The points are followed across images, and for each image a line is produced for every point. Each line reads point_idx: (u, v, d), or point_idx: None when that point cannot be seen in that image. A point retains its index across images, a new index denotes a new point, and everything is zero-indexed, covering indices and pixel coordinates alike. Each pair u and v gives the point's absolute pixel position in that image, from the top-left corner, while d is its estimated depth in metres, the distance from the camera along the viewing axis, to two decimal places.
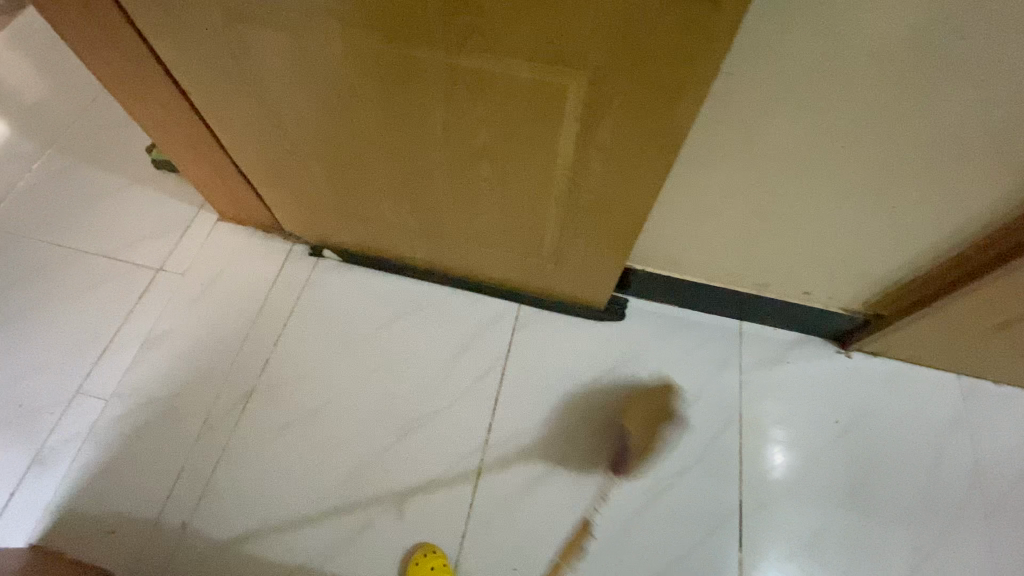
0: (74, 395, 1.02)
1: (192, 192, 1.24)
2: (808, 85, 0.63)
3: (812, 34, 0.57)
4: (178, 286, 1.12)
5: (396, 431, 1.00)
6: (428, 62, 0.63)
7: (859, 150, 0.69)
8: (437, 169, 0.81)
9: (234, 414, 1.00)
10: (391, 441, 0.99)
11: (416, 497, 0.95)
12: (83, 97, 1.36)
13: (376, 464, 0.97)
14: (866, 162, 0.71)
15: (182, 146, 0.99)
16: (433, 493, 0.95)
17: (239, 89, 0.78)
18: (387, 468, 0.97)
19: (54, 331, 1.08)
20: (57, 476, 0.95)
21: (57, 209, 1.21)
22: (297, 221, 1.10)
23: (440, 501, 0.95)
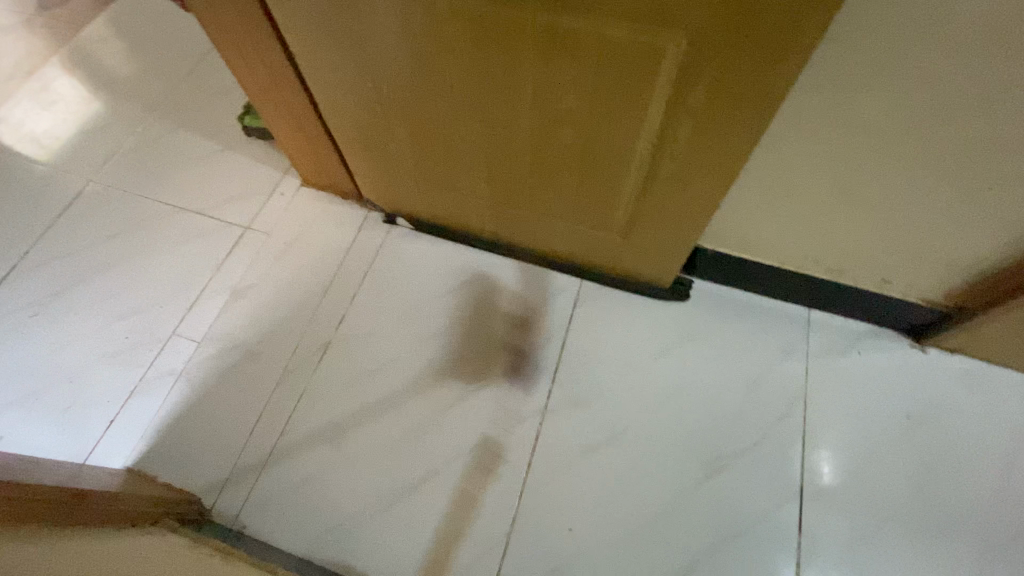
0: (170, 335, 1.11)
1: (277, 158, 1.32)
2: (910, 55, 0.62)
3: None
4: (264, 243, 1.20)
5: (460, 391, 1.04)
6: (529, 24, 0.65)
7: (959, 125, 0.68)
8: (521, 136, 0.85)
9: (310, 363, 1.07)
10: (454, 399, 1.03)
11: (476, 454, 0.99)
12: (181, 68, 1.47)
13: (439, 420, 1.02)
14: (964, 139, 0.69)
15: (280, 112, 1.06)
16: (493, 452, 0.99)
17: (343, 54, 0.84)
18: (449, 424, 1.01)
19: (153, 278, 1.18)
20: (153, 406, 1.05)
21: (157, 169, 1.32)
22: (375, 187, 1.16)
23: (499, 459, 0.98)
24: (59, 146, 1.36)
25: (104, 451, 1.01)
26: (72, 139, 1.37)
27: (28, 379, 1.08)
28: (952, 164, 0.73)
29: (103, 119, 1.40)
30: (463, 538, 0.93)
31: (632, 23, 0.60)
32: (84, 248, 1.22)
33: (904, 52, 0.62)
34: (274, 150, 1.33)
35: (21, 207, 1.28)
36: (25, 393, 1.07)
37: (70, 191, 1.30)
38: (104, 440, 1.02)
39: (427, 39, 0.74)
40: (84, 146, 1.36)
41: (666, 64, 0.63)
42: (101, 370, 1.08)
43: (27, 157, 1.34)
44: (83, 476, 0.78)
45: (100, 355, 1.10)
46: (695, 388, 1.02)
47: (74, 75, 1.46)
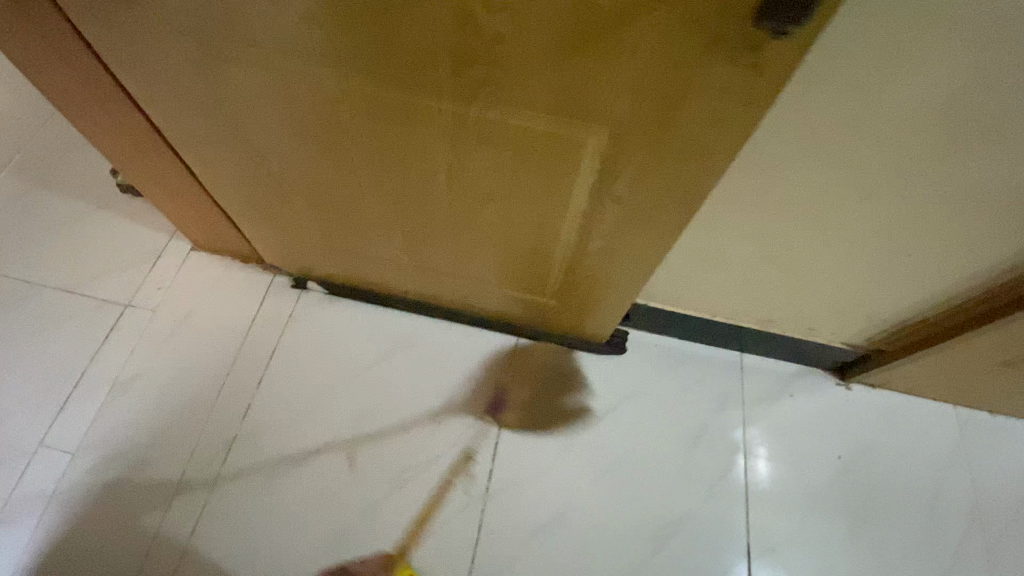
0: (35, 448, 0.94)
1: (161, 218, 1.15)
2: (834, 145, 0.59)
3: (851, 88, 0.53)
4: (150, 323, 1.04)
5: (393, 480, 0.94)
6: (435, 109, 0.57)
7: (881, 207, 0.66)
8: (437, 210, 0.76)
9: (214, 467, 0.93)
10: (387, 491, 0.93)
11: (414, 552, 0.90)
12: (34, 110, 1.25)
13: (371, 517, 0.92)
14: (886, 219, 0.68)
15: (154, 179, 0.90)
16: (432, 549, 0.90)
17: (219, 129, 0.70)
18: (382, 522, 0.91)
19: (10, 378, 0.98)
20: (14, 542, 0.87)
21: (8, 238, 1.11)
22: (278, 252, 1.02)
23: (441, 556, 0.90)
24: None
25: None
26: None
27: None
28: (876, 238, 0.72)
29: None
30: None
31: (551, 114, 0.53)
32: None
33: (830, 140, 0.59)
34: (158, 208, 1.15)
35: None
36: None
37: None
38: None
39: (316, 117, 0.63)
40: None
41: (591, 153, 0.57)
42: None
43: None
44: None
45: None
46: (639, 450, 1.00)
47: None
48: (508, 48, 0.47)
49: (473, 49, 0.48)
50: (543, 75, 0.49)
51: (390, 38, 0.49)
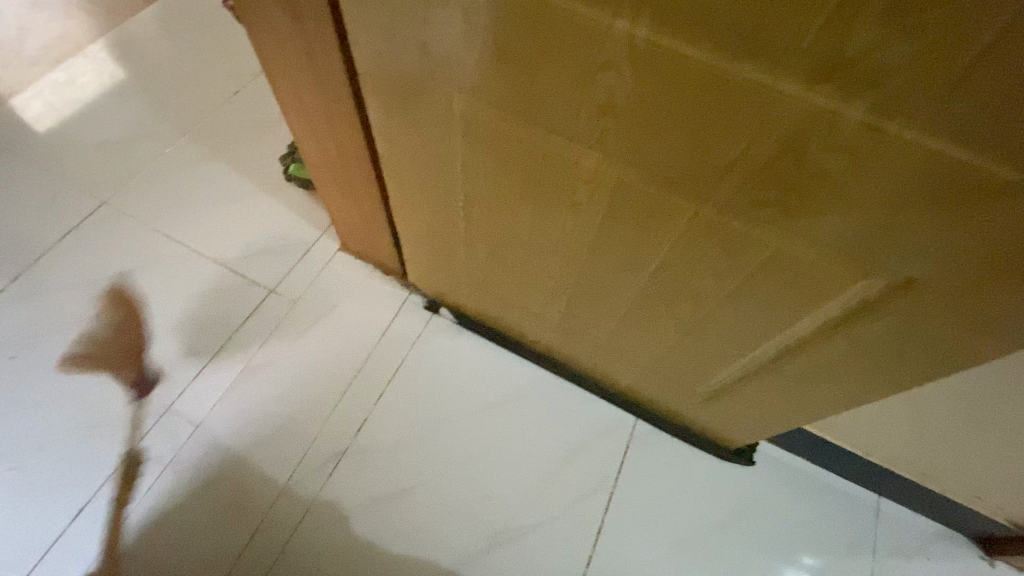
0: (163, 410, 0.98)
1: (316, 212, 1.18)
2: None
3: None
4: (288, 314, 1.07)
5: (489, 538, 0.92)
6: (692, 212, 0.54)
7: None
8: (623, 291, 0.73)
9: (322, 474, 0.94)
10: (480, 549, 0.91)
11: None
12: (225, 86, 1.33)
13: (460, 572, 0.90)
14: None
15: (339, 190, 0.92)
16: None
17: (435, 169, 0.71)
18: None
19: (156, 337, 1.04)
20: (131, 498, 0.91)
21: (178, 200, 1.18)
22: (422, 273, 1.02)
23: None
24: (72, 156, 1.21)
25: (66, 547, 0.88)
26: (87, 148, 1.22)
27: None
28: None
29: (127, 132, 1.25)
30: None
31: (830, 248, 0.49)
32: (82, 284, 1.08)
33: None
34: (314, 201, 1.19)
35: (14, 220, 1.13)
36: None
37: (73, 210, 1.16)
38: (67, 533, 0.89)
39: (549, 185, 0.62)
40: (99, 158, 1.22)
41: (850, 292, 0.53)
42: (79, 440, 0.95)
43: (32, 161, 1.20)
44: None
45: (81, 422, 0.97)
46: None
47: (101, 71, 1.32)
48: (823, 183, 0.44)
49: (782, 174, 0.45)
50: (850, 214, 0.45)
51: (689, 145, 0.47)
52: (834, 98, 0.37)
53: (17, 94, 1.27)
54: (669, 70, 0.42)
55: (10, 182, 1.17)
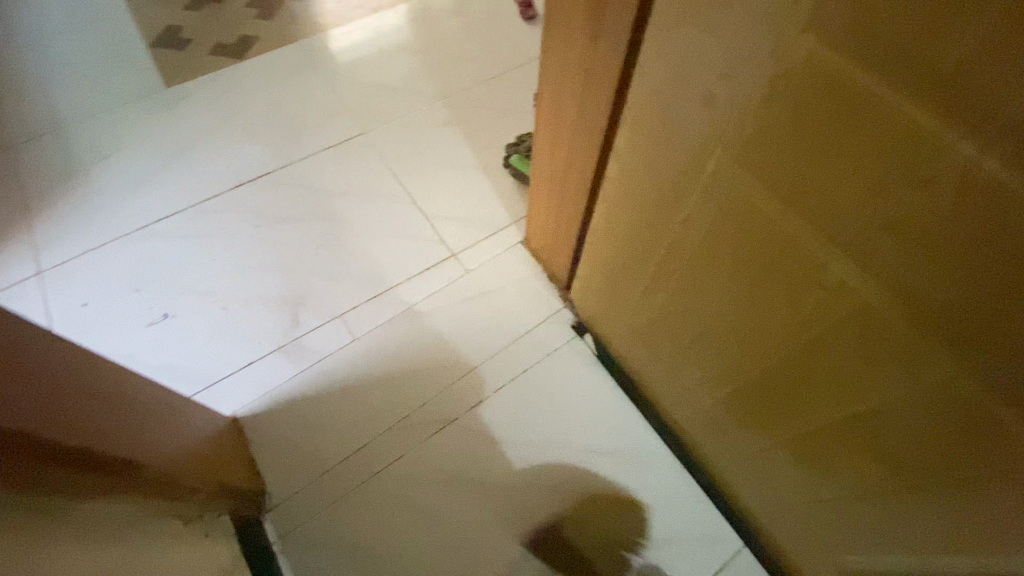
0: (335, 315, 1.14)
1: (516, 203, 1.27)
2: None
3: None
4: (458, 280, 1.16)
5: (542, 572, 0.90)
6: (936, 365, 0.45)
7: None
8: (721, 327, 0.70)
9: (427, 431, 1.01)
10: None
11: None
12: (488, 68, 1.49)
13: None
14: None
15: (548, 194, 0.97)
16: None
17: (654, 211, 0.70)
18: None
19: (353, 254, 1.21)
20: (285, 373, 1.08)
21: (411, 150, 1.36)
22: (586, 296, 1.03)
23: None
24: (355, 87, 1.46)
25: (228, 386, 1.07)
26: (366, 86, 1.46)
27: (219, 281, 1.19)
28: None
29: (400, 82, 1.47)
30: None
31: (936, 332, 0.44)
32: (319, 189, 1.31)
33: None
34: (518, 193, 1.28)
35: (297, 122, 1.41)
36: (210, 290, 1.18)
37: (338, 130, 1.40)
38: (233, 376, 1.08)
39: (688, 188, 0.62)
40: (371, 96, 1.45)
41: (954, 408, 0.46)
42: (271, 310, 1.16)
43: (326, 82, 1.47)
44: (180, 409, 0.84)
45: (275, 295, 1.17)
46: None
47: (403, 29, 1.56)
48: None
49: None
50: None
51: (835, 175, 0.45)
52: (1011, 168, 0.34)
53: (339, 27, 1.57)
54: (868, 119, 0.40)
55: (306, 92, 1.45)
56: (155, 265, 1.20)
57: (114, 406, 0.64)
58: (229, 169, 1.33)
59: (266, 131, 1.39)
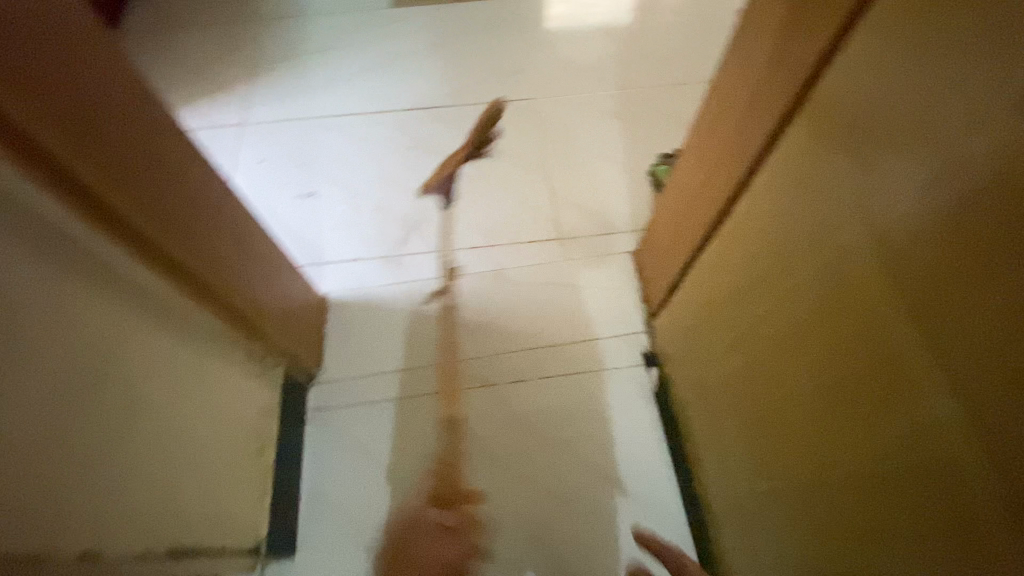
0: (437, 250, 1.22)
1: (642, 215, 1.26)
2: None
3: None
4: (556, 264, 1.19)
5: (515, 551, 0.95)
6: (1006, 553, 0.38)
7: None
8: (767, 424, 0.68)
9: (471, 383, 1.07)
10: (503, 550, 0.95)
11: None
12: (676, 76, 1.45)
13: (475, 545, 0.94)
14: None
15: (674, 213, 0.92)
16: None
17: (761, 267, 0.65)
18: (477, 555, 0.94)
19: (476, 202, 1.28)
20: (378, 280, 1.19)
21: (570, 130, 1.37)
22: (669, 332, 1.01)
23: None
24: (544, 51, 1.50)
25: (332, 271, 1.21)
26: (554, 53, 1.50)
27: (361, 181, 1.33)
28: None
29: (587, 60, 1.49)
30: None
31: (972, 567, 0.41)
32: (474, 136, 1.38)
33: None
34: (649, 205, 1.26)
35: (482, 68, 1.48)
36: (351, 187, 1.32)
37: (513, 88, 1.45)
38: (340, 264, 1.22)
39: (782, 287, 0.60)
40: (556, 67, 1.48)
41: None
42: (389, 223, 1.26)
43: (521, 41, 1.52)
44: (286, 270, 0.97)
45: (399, 212, 1.28)
46: None
47: (611, 12, 1.56)
48: None
49: None
50: None
51: (927, 359, 0.43)
52: None
53: None
54: None
55: (500, 44, 1.52)
56: (321, 149, 1.37)
57: (209, 212, 0.69)
58: (408, 90, 1.45)
59: (453, 67, 1.48)
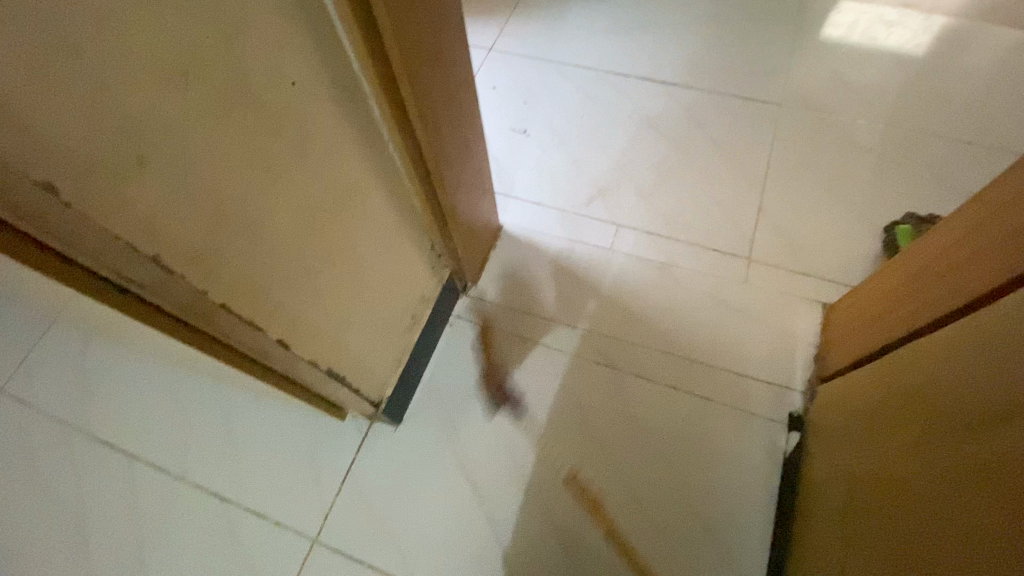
0: (617, 224, 1.21)
1: (850, 271, 1.12)
2: None
3: None
4: (732, 285, 1.12)
5: (580, 521, 0.95)
6: None
7: None
8: (882, 535, 0.64)
9: (600, 357, 1.08)
10: (569, 514, 0.96)
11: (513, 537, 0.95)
12: (959, 138, 1.24)
13: (547, 496, 0.97)
14: None
15: (901, 285, 0.81)
16: (517, 558, 0.93)
17: (994, 366, 0.55)
18: (544, 503, 0.97)
19: (674, 192, 1.24)
20: (552, 229, 1.22)
21: (799, 158, 1.26)
22: (824, 403, 0.91)
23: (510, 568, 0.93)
24: (812, 63, 1.37)
25: (514, 204, 1.25)
26: (821, 70, 1.36)
27: (571, 134, 1.33)
28: None
29: (856, 87, 1.33)
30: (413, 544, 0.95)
31: None
32: (696, 128, 1.31)
33: None
34: (861, 264, 1.12)
35: (731, 64, 1.39)
36: (559, 135, 1.33)
37: (756, 94, 1.35)
38: (523, 200, 1.26)
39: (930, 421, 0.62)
40: (812, 88, 1.34)
41: None
42: (582, 180, 1.27)
43: (785, 49, 1.40)
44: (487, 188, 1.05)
45: (595, 175, 1.28)
46: None
47: (911, 42, 1.36)
48: None
49: None
50: None
51: None
52: None
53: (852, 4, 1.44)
54: None
55: (761, 46, 1.41)
56: (547, 91, 1.39)
57: (438, 89, 0.74)
58: (650, 62, 1.41)
59: (702, 54, 1.41)
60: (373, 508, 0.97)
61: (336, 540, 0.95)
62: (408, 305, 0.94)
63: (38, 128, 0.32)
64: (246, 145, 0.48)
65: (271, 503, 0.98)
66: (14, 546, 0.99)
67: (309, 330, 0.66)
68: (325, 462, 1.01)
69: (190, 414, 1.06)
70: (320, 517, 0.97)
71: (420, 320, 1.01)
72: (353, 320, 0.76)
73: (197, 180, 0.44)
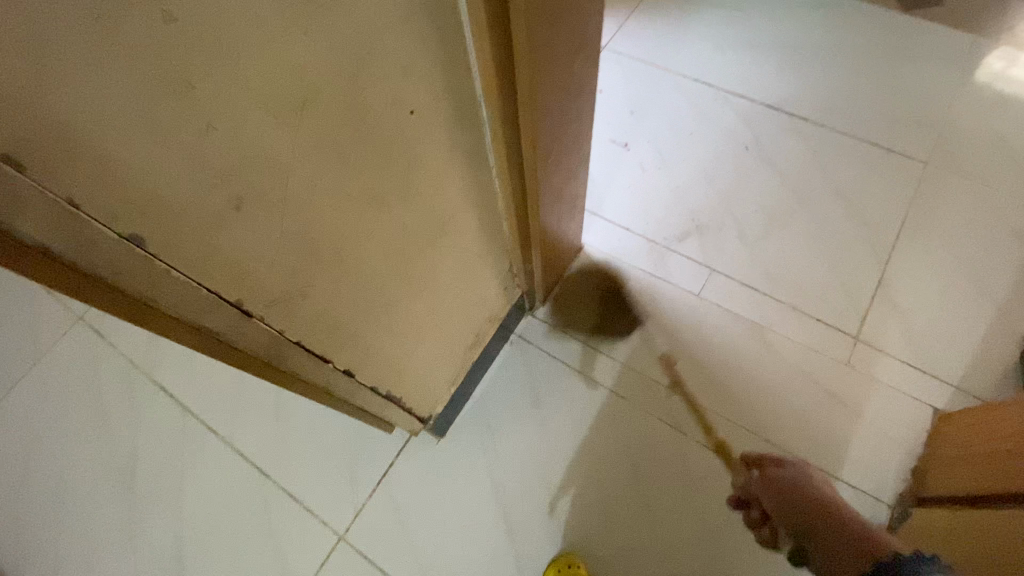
0: (710, 268, 1.10)
1: (975, 378, 0.96)
2: None
3: None
4: (828, 364, 1.00)
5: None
6: None
7: None
8: None
9: (663, 413, 0.99)
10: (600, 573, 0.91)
11: None
12: None
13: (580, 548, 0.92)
14: None
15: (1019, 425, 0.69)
16: None
17: None
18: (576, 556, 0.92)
19: (781, 244, 1.11)
20: (637, 260, 1.12)
21: (938, 231, 1.09)
22: (916, 532, 0.79)
23: None
24: (974, 120, 1.17)
25: (601, 225, 1.16)
26: (984, 130, 1.16)
27: (676, 156, 1.21)
28: None
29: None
30: (438, 564, 0.93)
31: None
32: (819, 174, 1.16)
33: None
34: (991, 371, 0.97)
35: (875, 106, 1.21)
36: (663, 156, 1.22)
37: (900, 145, 1.17)
38: (610, 222, 1.16)
39: None
40: (967, 149, 1.15)
41: None
42: (680, 212, 1.16)
43: (943, 98, 1.20)
44: (577, 212, 0.97)
45: (695, 208, 1.16)
46: None
47: None
48: None
49: None
50: None
51: None
52: None
53: None
54: None
55: (913, 90, 1.22)
56: (657, 104, 1.27)
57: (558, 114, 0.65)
58: (779, 88, 1.25)
59: (843, 89, 1.24)
60: (403, 517, 0.95)
61: (362, 541, 0.95)
62: (474, 326, 0.89)
63: (131, 177, 0.28)
64: (351, 180, 0.42)
65: (307, 488, 0.99)
66: (71, 469, 1.05)
67: (376, 359, 0.62)
68: (365, 459, 1.00)
69: (245, 381, 1.08)
70: (352, 513, 0.96)
71: (483, 338, 0.96)
72: (420, 346, 0.72)
73: (290, 221, 0.39)
